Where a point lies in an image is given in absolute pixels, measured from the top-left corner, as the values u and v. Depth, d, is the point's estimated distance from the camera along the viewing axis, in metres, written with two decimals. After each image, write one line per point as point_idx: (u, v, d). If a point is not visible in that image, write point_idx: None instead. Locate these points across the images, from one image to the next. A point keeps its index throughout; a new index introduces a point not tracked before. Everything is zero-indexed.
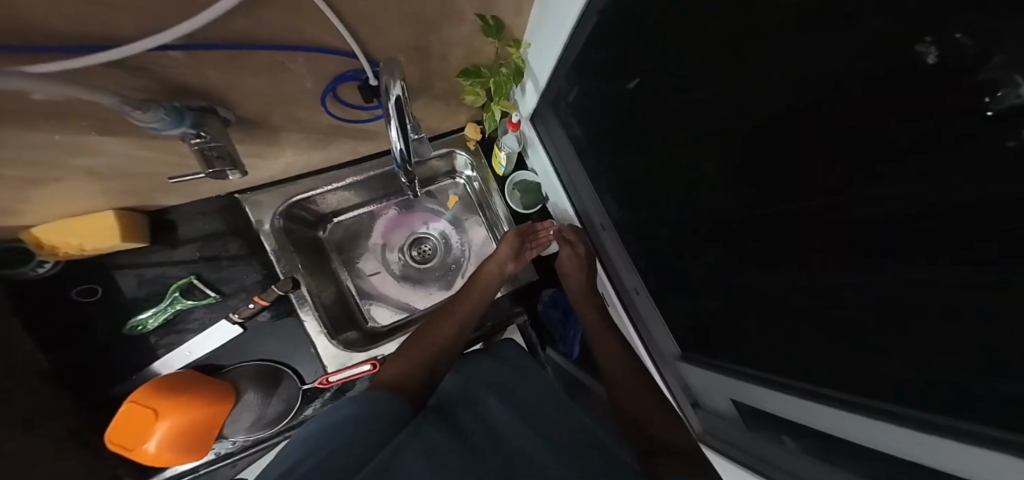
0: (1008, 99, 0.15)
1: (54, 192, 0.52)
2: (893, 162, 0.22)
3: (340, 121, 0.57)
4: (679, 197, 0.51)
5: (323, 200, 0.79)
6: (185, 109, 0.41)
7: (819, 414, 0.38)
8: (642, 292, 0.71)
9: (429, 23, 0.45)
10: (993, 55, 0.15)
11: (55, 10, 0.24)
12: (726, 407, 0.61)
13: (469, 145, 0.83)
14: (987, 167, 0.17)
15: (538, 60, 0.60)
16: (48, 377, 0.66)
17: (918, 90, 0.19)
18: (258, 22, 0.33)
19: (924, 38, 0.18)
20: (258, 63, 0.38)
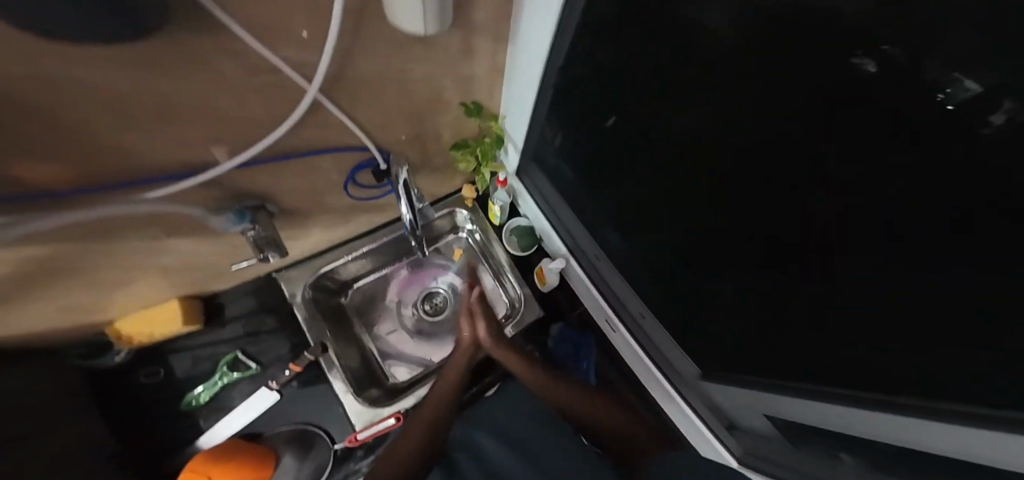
0: (959, 94, 0.17)
1: (130, 285, 0.63)
2: (886, 157, 0.24)
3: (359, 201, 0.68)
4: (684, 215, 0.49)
5: (344, 270, 0.87)
6: (247, 209, 0.52)
7: (865, 422, 0.38)
8: (648, 317, 0.72)
9: (422, 115, 0.58)
10: (926, 61, 0.18)
11: (154, 144, 0.36)
12: (763, 425, 0.60)
13: (468, 203, 0.94)
14: (982, 150, 0.18)
15: (514, 125, 0.70)
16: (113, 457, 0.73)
17: (875, 97, 0.22)
18: (300, 138, 0.44)
19: (857, 53, 0.21)
20: (298, 167, 0.50)
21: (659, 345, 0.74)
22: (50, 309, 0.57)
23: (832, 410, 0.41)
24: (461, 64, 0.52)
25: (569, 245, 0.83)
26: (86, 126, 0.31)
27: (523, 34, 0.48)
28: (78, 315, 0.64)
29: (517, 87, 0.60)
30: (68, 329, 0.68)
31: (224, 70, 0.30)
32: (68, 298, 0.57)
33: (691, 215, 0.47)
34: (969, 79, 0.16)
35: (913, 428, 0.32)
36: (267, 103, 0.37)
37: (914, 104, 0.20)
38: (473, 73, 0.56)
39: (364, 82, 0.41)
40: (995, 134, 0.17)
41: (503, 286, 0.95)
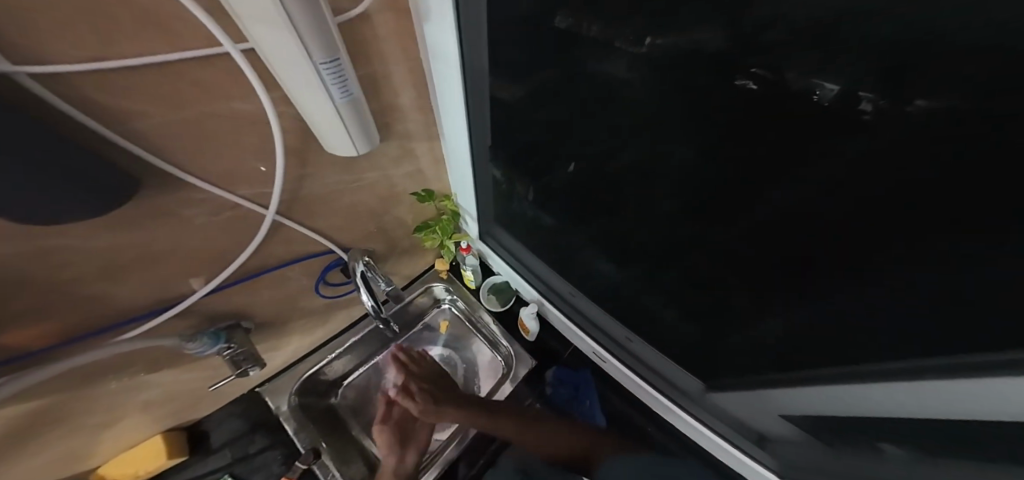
0: (828, 93, 0.22)
1: (114, 429, 0.63)
2: (791, 156, 0.28)
3: (329, 299, 0.71)
4: (646, 238, 0.52)
5: (330, 368, 0.87)
6: (222, 329, 0.56)
7: (890, 399, 0.38)
8: (636, 340, 0.73)
9: (379, 209, 0.66)
10: (790, 74, 0.22)
11: (138, 285, 0.41)
12: (790, 431, 0.57)
13: (442, 275, 0.99)
14: (865, 129, 0.22)
15: (465, 200, 0.79)
16: None
17: (764, 109, 0.26)
18: (267, 255, 0.50)
19: (738, 79, 0.26)
20: (270, 280, 0.55)
21: (659, 370, 0.74)
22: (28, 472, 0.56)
23: (846, 389, 0.42)
24: (404, 162, 0.62)
25: (542, 290, 0.85)
26: (78, 285, 0.36)
27: (453, 119, 0.55)
28: (60, 471, 0.63)
29: (462, 163, 0.66)
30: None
31: (194, 216, 0.37)
32: (48, 456, 0.56)
33: (654, 233, 0.49)
34: (828, 80, 0.21)
35: (922, 390, 0.34)
36: (234, 236, 0.43)
37: (792, 109, 0.24)
38: (416, 169, 0.66)
39: (320, 197, 0.49)
40: (871, 115, 0.21)
41: (496, 351, 0.97)
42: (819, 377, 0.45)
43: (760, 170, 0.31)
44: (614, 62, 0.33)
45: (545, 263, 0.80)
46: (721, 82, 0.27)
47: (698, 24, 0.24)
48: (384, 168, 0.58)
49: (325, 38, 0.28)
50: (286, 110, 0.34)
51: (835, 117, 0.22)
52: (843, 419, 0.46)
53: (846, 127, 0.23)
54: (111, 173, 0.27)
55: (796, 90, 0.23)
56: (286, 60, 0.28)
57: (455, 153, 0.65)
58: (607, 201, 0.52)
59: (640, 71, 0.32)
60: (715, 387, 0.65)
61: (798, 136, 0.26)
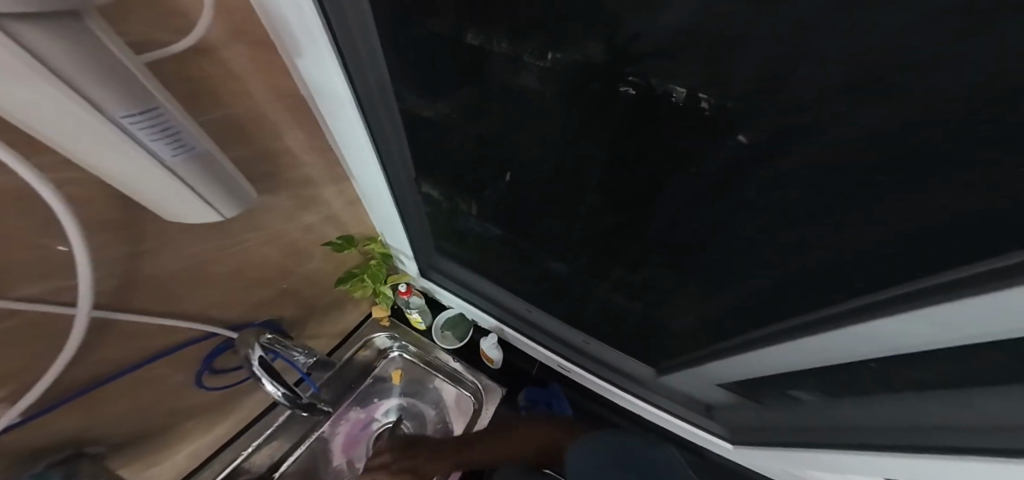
0: (682, 95, 0.25)
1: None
2: (670, 146, 0.30)
3: (223, 387, 0.59)
4: (582, 240, 0.52)
5: (251, 464, 0.71)
6: (48, 469, 0.40)
7: (788, 353, 0.42)
8: (592, 342, 0.74)
9: (285, 268, 0.56)
10: (656, 80, 0.25)
11: None
12: (725, 394, 0.62)
13: (384, 322, 0.89)
14: (719, 121, 0.25)
15: (393, 239, 0.72)
16: None
17: (643, 110, 0.28)
18: (113, 356, 0.38)
19: (620, 86, 0.27)
20: (128, 384, 0.43)
21: (618, 366, 0.74)
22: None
23: (760, 352, 0.45)
24: (306, 212, 0.53)
25: (495, 310, 0.80)
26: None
27: (355, 156, 0.49)
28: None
29: (381, 201, 0.59)
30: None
31: None
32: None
33: (597, 237, 0.50)
34: (682, 86, 0.24)
35: (809, 342, 0.37)
36: (37, 348, 0.31)
37: (662, 112, 0.27)
38: (325, 215, 0.57)
39: (186, 266, 0.39)
40: (711, 109, 0.24)
41: (460, 390, 0.89)
42: (741, 345, 0.49)
43: (672, 168, 0.33)
44: (525, 76, 0.31)
45: (493, 281, 0.75)
46: (612, 93, 0.28)
47: (584, 40, 0.24)
48: (281, 221, 0.49)
49: (124, 87, 0.20)
50: (79, 173, 0.25)
51: (699, 115, 0.26)
52: (766, 378, 0.50)
53: (729, 121, 0.25)
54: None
55: (660, 97, 0.26)
56: (51, 123, 0.19)
57: (371, 191, 0.57)
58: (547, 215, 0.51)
59: (550, 87, 0.31)
60: (666, 371, 0.67)
61: (686, 136, 0.28)
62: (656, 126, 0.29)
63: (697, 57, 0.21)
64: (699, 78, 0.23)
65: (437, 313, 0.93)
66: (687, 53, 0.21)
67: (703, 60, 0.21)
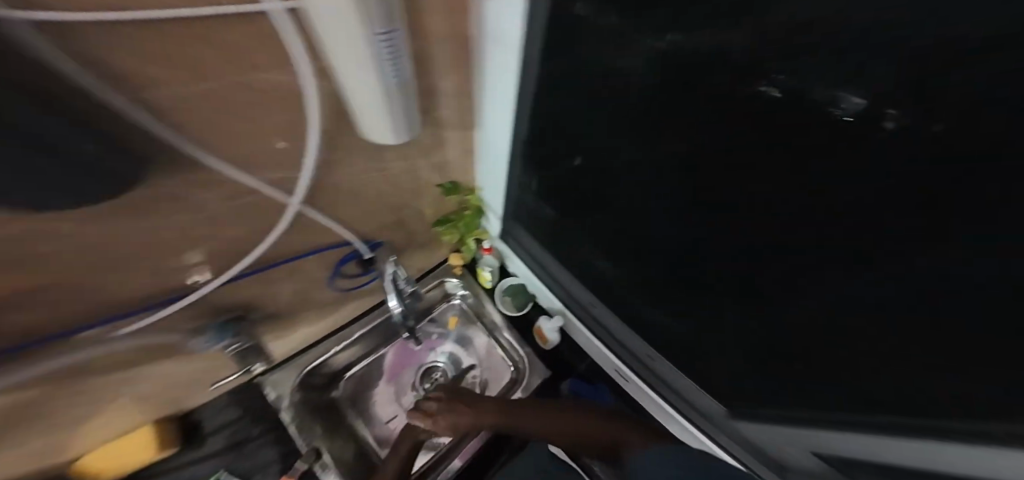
0: (854, 107, 0.18)
1: (109, 411, 0.62)
2: (811, 165, 0.23)
3: (350, 293, 0.70)
4: (644, 243, 0.46)
5: (335, 360, 0.81)
6: (228, 322, 0.54)
7: (930, 455, 0.31)
8: (654, 356, 0.63)
9: (402, 201, 0.62)
10: (817, 84, 0.19)
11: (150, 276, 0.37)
12: (813, 465, 0.48)
13: (457, 271, 0.93)
14: (906, 151, 0.18)
15: (490, 197, 0.71)
16: None
17: (785, 116, 0.22)
18: (281, 246, 0.47)
19: (760, 83, 0.22)
20: (283, 272, 0.52)
21: (683, 392, 0.62)
22: (15, 442, 0.55)
23: (880, 438, 0.35)
24: (431, 153, 0.56)
25: (554, 289, 0.77)
26: (83, 274, 0.33)
27: (483, 104, 0.48)
28: (27, 463, 0.59)
29: (490, 154, 0.59)
30: (29, 473, 0.61)
31: (207, 201, 0.34)
32: (22, 435, 0.54)
33: (671, 251, 0.43)
34: (863, 94, 0.17)
35: (949, 445, 0.29)
36: (243, 222, 0.39)
37: (814, 124, 0.21)
38: (443, 160, 0.61)
39: (342, 181, 0.44)
40: (897, 129, 0.18)
41: (507, 355, 0.91)
42: (859, 423, 0.37)
43: (776, 189, 0.27)
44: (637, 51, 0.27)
45: (557, 261, 0.73)
46: (737, 91, 0.23)
47: (728, 23, 0.20)
48: (412, 158, 0.53)
49: (386, 6, 0.23)
50: (326, 85, 0.29)
51: (855, 136, 0.20)
52: (882, 468, 0.38)
53: (919, 154, 0.18)
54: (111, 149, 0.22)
55: (817, 105, 0.20)
56: (338, 29, 0.22)
57: (486, 143, 0.57)
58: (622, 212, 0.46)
59: (667, 79, 0.27)
60: (737, 412, 0.54)
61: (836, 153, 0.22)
62: (799, 135, 0.23)
63: (897, 71, 0.15)
64: (892, 89, 0.16)
65: (503, 278, 0.94)
66: (873, 64, 0.16)
67: (901, 72, 0.15)
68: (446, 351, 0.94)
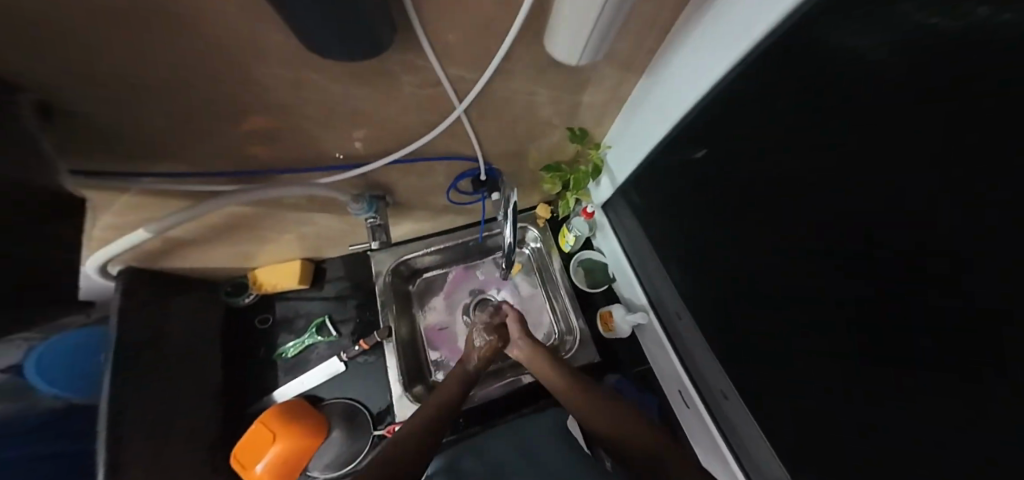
0: None
1: (280, 238, 0.68)
2: None
3: (454, 207, 0.78)
4: (792, 260, 0.43)
5: (420, 260, 0.89)
6: (373, 198, 0.60)
7: None
8: (732, 397, 0.61)
9: (530, 136, 0.62)
10: None
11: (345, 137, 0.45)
12: None
13: (539, 223, 0.91)
14: None
15: (616, 157, 0.70)
16: (217, 394, 0.70)
17: None
18: (430, 144, 0.52)
19: None
20: (420, 168, 0.59)
21: (746, 438, 0.59)
22: (226, 244, 0.63)
23: None
24: (583, 94, 0.53)
25: (643, 278, 0.79)
26: (304, 124, 0.41)
27: (668, 76, 0.47)
28: (232, 261, 0.71)
29: (642, 124, 0.58)
30: (222, 269, 0.73)
31: (404, 88, 0.39)
32: (247, 236, 0.62)
33: (806, 293, 0.42)
34: None
35: None
36: (416, 112, 0.44)
37: None
38: (592, 102, 0.56)
39: (500, 93, 0.46)
40: None
41: (556, 320, 0.89)
42: None
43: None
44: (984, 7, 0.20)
45: (654, 252, 0.74)
46: None
47: None
48: (566, 92, 0.51)
49: None
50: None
51: None
52: None
53: None
54: (384, 24, 0.26)
55: None
56: None
57: (645, 107, 0.55)
58: (776, 236, 0.44)
59: (972, 66, 0.22)
60: None
61: None
62: None
63: None
64: None
65: (581, 250, 0.93)
66: None
67: None
68: (502, 292, 0.93)
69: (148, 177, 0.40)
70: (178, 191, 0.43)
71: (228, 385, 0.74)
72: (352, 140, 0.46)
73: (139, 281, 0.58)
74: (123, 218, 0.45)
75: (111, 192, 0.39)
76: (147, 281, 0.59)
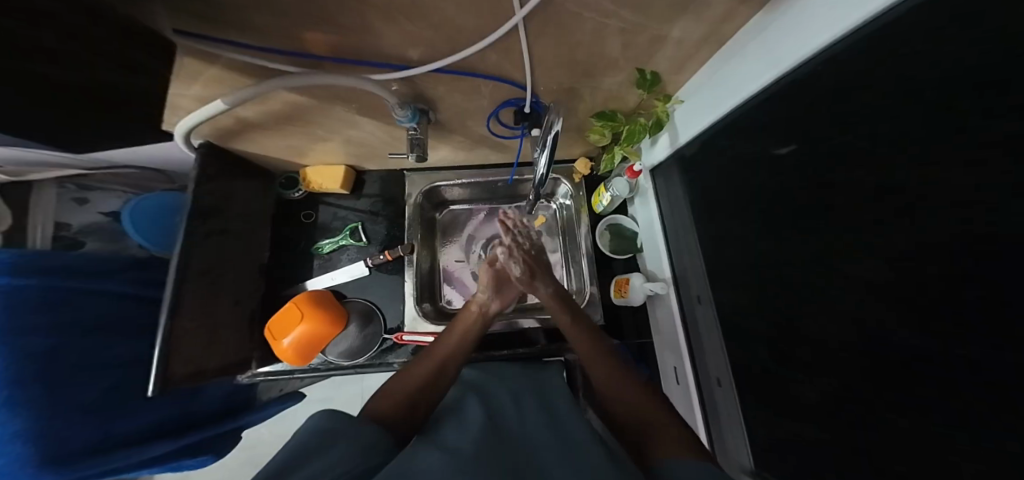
0: None
1: (330, 139, 0.68)
2: None
3: (493, 139, 0.74)
4: (842, 259, 0.38)
5: (450, 191, 0.90)
6: (418, 110, 0.58)
7: None
8: (726, 385, 0.62)
9: (591, 71, 0.55)
10: None
11: (397, 38, 0.42)
12: None
13: (575, 178, 0.87)
14: None
15: (685, 116, 0.62)
16: (261, 272, 0.78)
17: None
18: (482, 58, 0.48)
19: None
20: (467, 86, 0.55)
21: (725, 425, 0.62)
22: (284, 136, 0.64)
23: None
24: (667, 26, 0.45)
25: (672, 253, 0.75)
26: (359, 20, 0.38)
27: (798, 12, 0.38)
28: (287, 154, 0.73)
29: (734, 76, 0.49)
30: (276, 160, 0.76)
31: None
32: (301, 130, 0.62)
33: (845, 289, 0.38)
34: None
35: None
36: (476, 15, 0.39)
37: None
38: (680, 39, 0.48)
39: (571, 7, 0.40)
40: None
41: (569, 277, 0.89)
42: None
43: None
44: None
45: (693, 227, 0.69)
46: None
47: None
48: (648, 18, 0.43)
49: None
50: None
51: None
52: None
53: None
54: None
55: None
56: None
57: (747, 54, 0.46)
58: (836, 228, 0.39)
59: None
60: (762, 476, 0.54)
61: None
62: None
63: None
64: None
65: (612, 213, 0.88)
66: None
67: None
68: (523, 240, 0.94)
69: (232, 46, 0.39)
70: (253, 69, 0.43)
71: (270, 269, 0.81)
72: (401, 41, 0.43)
73: (212, 158, 0.62)
74: (201, 90, 0.47)
75: (196, 57, 0.39)
76: (219, 158, 0.63)
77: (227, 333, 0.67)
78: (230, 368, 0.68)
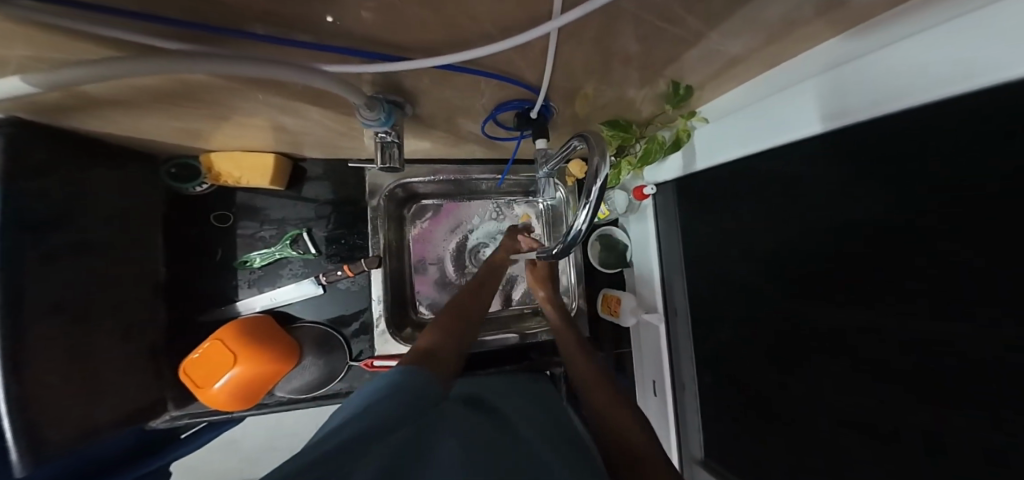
0: None
1: (250, 124, 0.50)
2: None
3: (484, 139, 0.62)
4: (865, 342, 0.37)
5: (426, 186, 0.76)
6: (391, 106, 0.44)
7: None
8: (690, 391, 0.68)
9: (614, 78, 0.45)
10: None
11: (368, 17, 0.27)
12: None
13: (568, 182, 0.78)
14: None
15: (706, 137, 0.56)
16: (157, 291, 0.60)
17: None
18: (488, 55, 0.35)
19: None
20: (461, 82, 0.41)
21: (687, 423, 0.69)
22: (174, 115, 0.44)
23: None
24: (717, 39, 0.36)
25: (664, 275, 0.73)
26: None
27: (877, 57, 0.30)
28: (180, 137, 0.51)
29: (781, 107, 0.41)
30: (167, 144, 0.54)
31: None
32: (197, 111, 0.43)
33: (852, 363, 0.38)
34: None
35: None
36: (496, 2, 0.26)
37: None
38: (724, 55, 0.40)
39: (629, 4, 0.29)
40: None
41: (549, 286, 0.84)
42: None
43: None
44: None
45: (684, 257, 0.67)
46: None
47: None
48: (706, 27, 0.34)
49: None
50: None
51: None
52: None
53: None
54: None
55: None
56: None
57: (786, 95, 0.41)
58: (854, 296, 0.37)
59: None
60: (711, 467, 0.62)
61: None
62: None
63: None
64: None
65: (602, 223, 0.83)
66: None
67: None
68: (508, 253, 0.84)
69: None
70: (115, 41, 0.26)
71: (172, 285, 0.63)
72: (371, 22, 0.28)
73: (42, 153, 0.40)
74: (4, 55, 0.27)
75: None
76: (58, 143, 0.42)
77: (120, 382, 0.51)
78: (133, 418, 0.53)
